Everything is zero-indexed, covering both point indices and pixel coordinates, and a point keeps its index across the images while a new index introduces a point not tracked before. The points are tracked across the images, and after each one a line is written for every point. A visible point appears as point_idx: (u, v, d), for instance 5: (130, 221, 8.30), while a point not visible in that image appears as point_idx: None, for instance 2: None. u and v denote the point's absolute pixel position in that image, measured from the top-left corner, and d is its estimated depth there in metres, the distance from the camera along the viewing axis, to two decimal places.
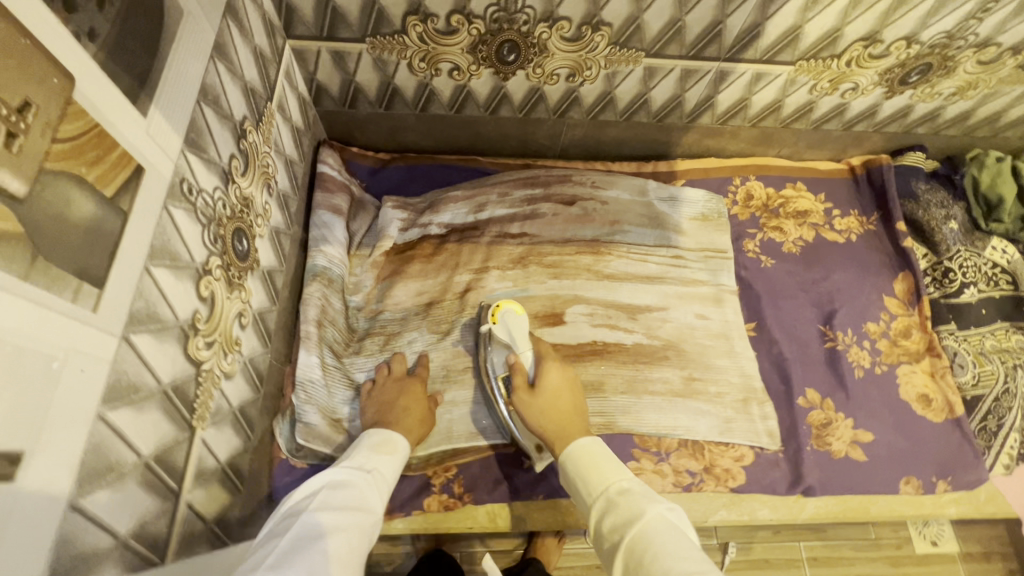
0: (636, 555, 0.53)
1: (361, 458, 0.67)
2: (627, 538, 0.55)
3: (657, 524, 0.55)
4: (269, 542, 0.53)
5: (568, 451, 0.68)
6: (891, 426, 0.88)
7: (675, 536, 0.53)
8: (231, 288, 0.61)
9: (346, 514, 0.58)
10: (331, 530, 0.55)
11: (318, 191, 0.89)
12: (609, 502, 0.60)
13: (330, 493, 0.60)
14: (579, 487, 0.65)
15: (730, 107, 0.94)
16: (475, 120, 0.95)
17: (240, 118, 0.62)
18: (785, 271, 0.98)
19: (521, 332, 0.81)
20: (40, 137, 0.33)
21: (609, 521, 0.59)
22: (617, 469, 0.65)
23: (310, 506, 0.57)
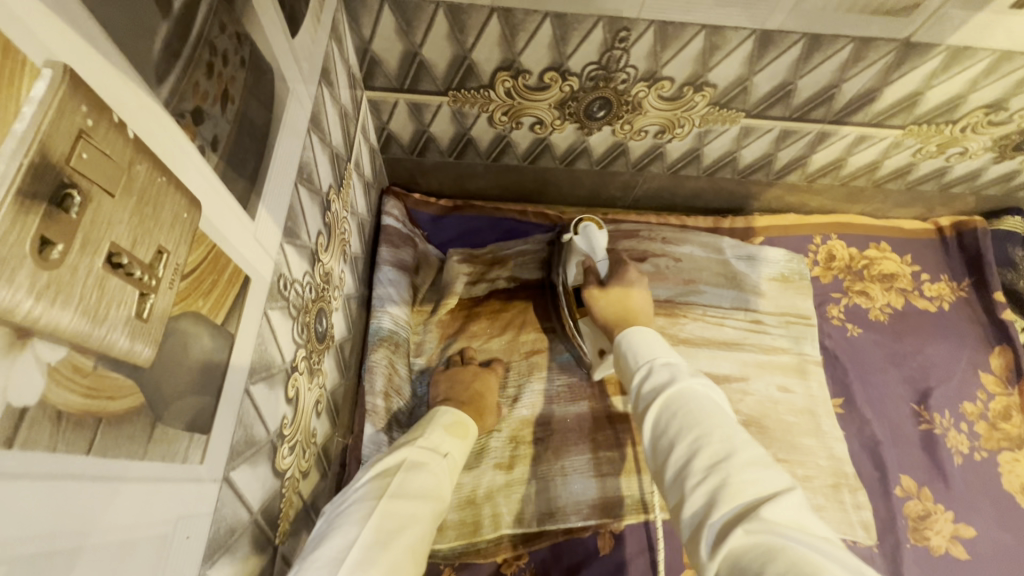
0: (669, 413, 0.47)
1: (436, 439, 0.59)
2: (662, 400, 0.48)
3: (697, 395, 0.47)
4: (345, 531, 0.46)
5: (626, 332, 0.62)
6: (995, 521, 0.81)
7: (708, 402, 0.47)
8: (311, 377, 0.55)
9: (423, 503, 0.51)
10: (408, 521, 0.48)
11: (383, 245, 0.84)
12: (652, 368, 0.53)
13: (409, 479, 0.53)
14: (626, 355, 0.58)
15: (824, 166, 0.88)
16: (548, 171, 0.90)
17: (327, 189, 0.57)
18: (872, 342, 0.92)
19: (601, 246, 0.80)
20: (169, 288, 0.27)
21: (645, 384, 0.52)
22: (664, 345, 0.57)
23: (388, 491, 0.50)
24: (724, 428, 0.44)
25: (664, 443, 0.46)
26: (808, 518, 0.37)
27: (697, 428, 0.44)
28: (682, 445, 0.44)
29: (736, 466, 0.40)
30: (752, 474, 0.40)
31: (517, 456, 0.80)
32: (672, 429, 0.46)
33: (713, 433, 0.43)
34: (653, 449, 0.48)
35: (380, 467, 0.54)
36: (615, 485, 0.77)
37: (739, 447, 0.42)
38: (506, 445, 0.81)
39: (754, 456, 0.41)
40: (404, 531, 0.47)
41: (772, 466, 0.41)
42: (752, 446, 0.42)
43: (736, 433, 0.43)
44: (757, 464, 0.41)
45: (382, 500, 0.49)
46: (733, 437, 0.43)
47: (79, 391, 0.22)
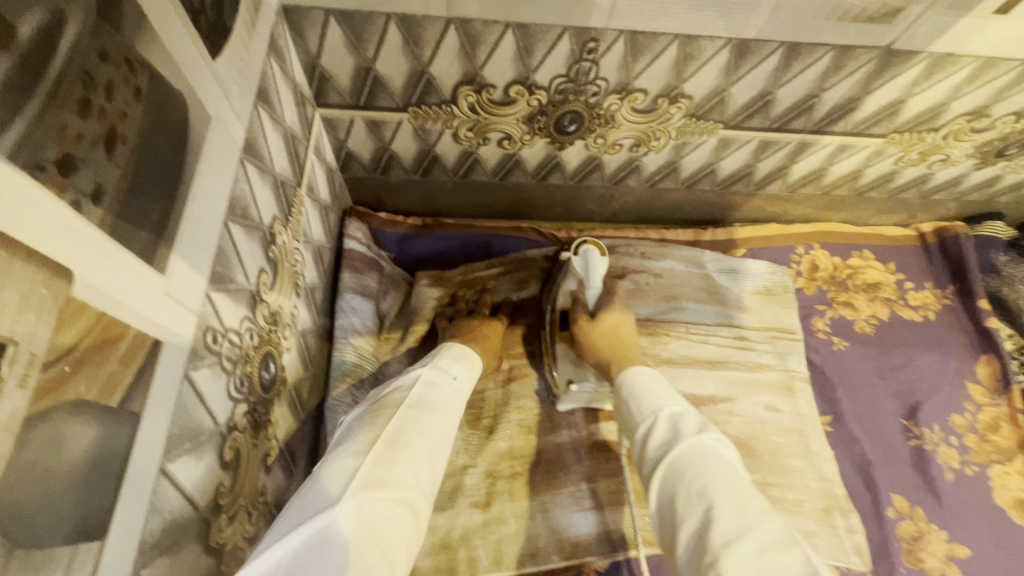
0: (679, 477, 0.47)
1: (445, 364, 0.60)
2: (671, 460, 0.49)
3: (706, 454, 0.48)
4: (367, 430, 0.48)
5: (626, 375, 0.61)
6: (989, 538, 0.78)
7: (719, 465, 0.47)
8: (257, 432, 0.50)
9: (439, 417, 0.52)
10: (425, 430, 0.49)
11: (347, 270, 0.79)
12: (658, 423, 0.53)
13: (422, 396, 0.53)
14: (629, 404, 0.58)
15: (805, 176, 0.85)
16: (520, 187, 0.85)
17: (270, 222, 0.52)
18: (859, 355, 0.89)
19: (598, 274, 0.81)
20: (19, 387, 0.23)
21: (652, 438, 0.53)
22: (670, 393, 0.57)
23: (404, 404, 0.51)
24: (738, 500, 0.43)
25: (673, 512, 0.46)
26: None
27: (706, 496, 0.44)
28: (692, 518, 0.44)
29: (751, 551, 0.40)
30: (770, 561, 0.39)
31: (495, 492, 0.75)
32: (681, 497, 0.46)
33: (726, 506, 0.43)
34: (662, 514, 0.48)
35: (398, 383, 0.55)
36: (599, 519, 0.73)
37: (755, 527, 0.41)
38: (482, 481, 0.76)
39: (769, 539, 0.41)
40: (421, 439, 0.48)
41: (790, 547, 0.40)
42: (769, 523, 0.42)
43: (750, 506, 0.43)
44: (774, 547, 0.40)
45: (398, 409, 0.50)
46: (748, 514, 0.42)
47: None
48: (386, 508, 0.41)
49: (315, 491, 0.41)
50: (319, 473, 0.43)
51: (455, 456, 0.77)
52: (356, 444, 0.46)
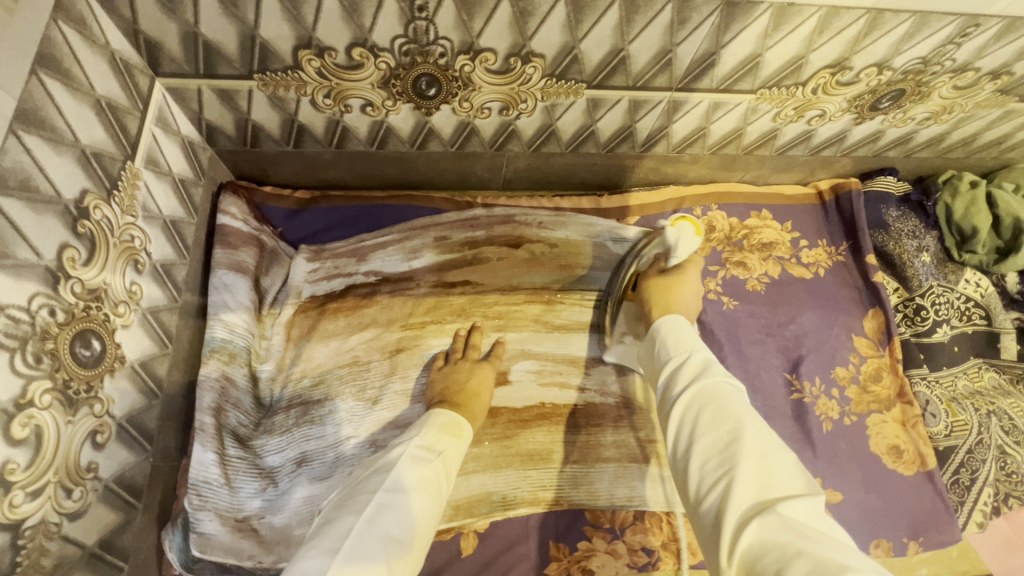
0: (700, 405, 0.51)
1: (430, 437, 0.63)
2: (697, 389, 0.52)
3: (733, 390, 0.52)
4: (341, 521, 0.53)
5: (663, 321, 0.65)
6: (861, 484, 0.82)
7: (744, 402, 0.51)
8: (73, 408, 0.49)
9: (420, 497, 0.56)
10: (400, 515, 0.54)
11: (218, 247, 0.77)
12: (687, 362, 0.57)
13: (402, 472, 0.58)
14: (664, 345, 0.61)
15: (687, 136, 0.84)
16: (403, 156, 0.84)
17: (75, 196, 0.50)
18: (749, 313, 0.90)
19: (690, 246, 0.77)
20: None
21: (679, 372, 0.56)
22: (696, 339, 0.61)
23: (381, 488, 0.56)
24: (754, 430, 0.47)
25: (691, 429, 0.50)
26: (822, 520, 0.42)
27: (728, 420, 0.48)
28: (712, 437, 0.48)
29: (758, 465, 0.45)
30: (773, 477, 0.44)
31: None
32: (699, 421, 0.50)
33: (744, 431, 0.47)
34: (677, 434, 0.52)
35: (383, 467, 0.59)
36: (482, 481, 0.77)
37: (771, 454, 0.46)
38: None
39: (782, 466, 0.45)
40: (395, 527, 0.52)
41: (798, 474, 0.45)
42: (783, 456, 0.46)
43: (768, 440, 0.47)
44: (782, 468, 0.45)
45: (377, 494, 0.55)
46: (761, 443, 0.47)
47: None
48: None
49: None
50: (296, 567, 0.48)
51: None
52: (332, 539, 0.50)
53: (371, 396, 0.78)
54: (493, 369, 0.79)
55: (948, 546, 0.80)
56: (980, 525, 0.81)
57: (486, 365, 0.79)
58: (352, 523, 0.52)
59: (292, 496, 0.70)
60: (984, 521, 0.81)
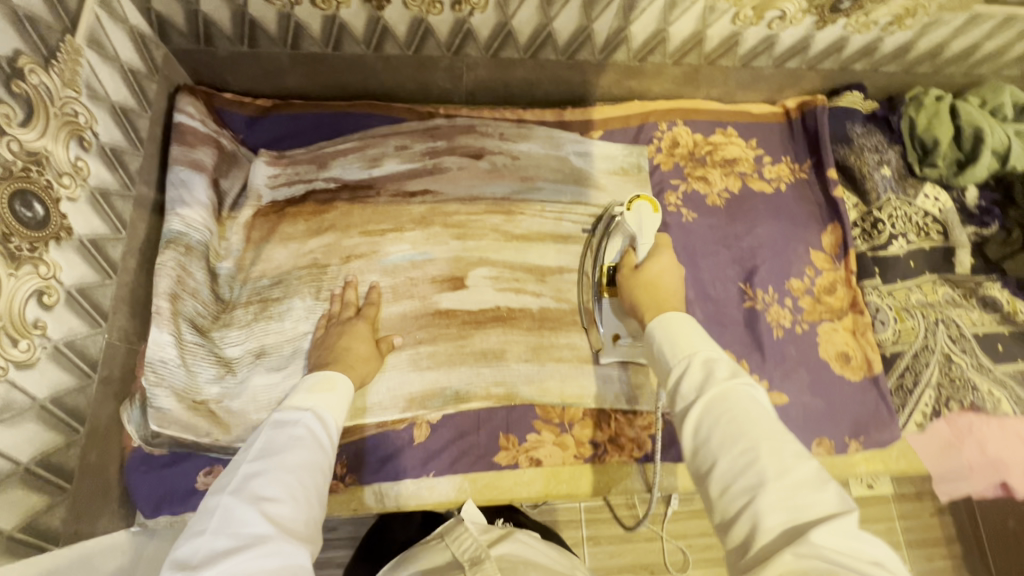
0: (712, 424, 0.44)
1: (299, 397, 0.60)
2: (704, 405, 0.46)
3: (743, 398, 0.45)
4: (207, 503, 0.48)
5: (659, 319, 0.56)
6: (808, 387, 0.84)
7: (759, 409, 0.44)
8: (14, 262, 0.51)
9: (293, 452, 0.52)
10: (272, 474, 0.49)
11: (175, 144, 0.77)
12: (689, 368, 0.49)
13: (268, 438, 0.54)
14: (661, 348, 0.53)
15: (647, 40, 0.84)
16: (360, 60, 0.84)
17: (7, 53, 0.51)
18: (707, 225, 0.91)
19: (649, 226, 0.79)
20: None
21: (683, 382, 0.48)
22: (702, 335, 0.52)
23: (246, 459, 0.51)
24: (769, 441, 0.41)
25: (705, 455, 0.44)
26: (861, 541, 0.36)
27: (740, 440, 0.42)
28: (724, 461, 0.42)
29: (781, 486, 0.39)
30: (803, 497, 0.38)
31: None
32: (713, 441, 0.44)
33: (759, 448, 0.41)
34: (691, 452, 0.46)
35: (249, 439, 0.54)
36: (435, 377, 0.79)
37: (792, 468, 0.40)
38: None
39: (803, 476, 0.39)
40: (269, 486, 0.48)
41: (825, 486, 0.39)
42: (804, 463, 0.40)
43: (784, 447, 0.41)
44: (807, 482, 0.39)
45: (240, 466, 0.50)
46: (778, 454, 0.41)
47: None
48: (250, 560, 0.42)
49: None
50: (168, 564, 0.44)
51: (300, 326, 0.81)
52: (198, 523, 0.46)
53: (328, 296, 0.80)
54: (366, 321, 0.77)
55: (887, 445, 0.83)
56: (920, 425, 0.84)
57: (359, 322, 0.76)
58: (220, 501, 0.47)
59: (250, 383, 0.73)
60: (924, 422, 0.84)
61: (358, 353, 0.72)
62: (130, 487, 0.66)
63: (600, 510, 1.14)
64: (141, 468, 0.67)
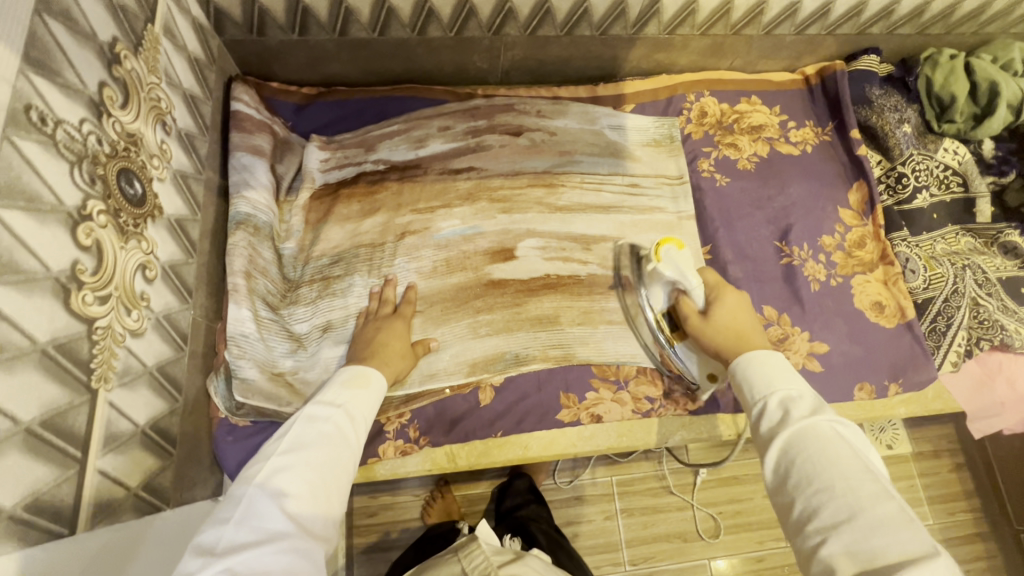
0: (791, 460, 0.48)
1: (332, 394, 0.61)
2: (783, 439, 0.50)
3: (825, 434, 0.48)
4: (236, 488, 0.50)
5: (742, 358, 0.61)
6: (846, 336, 0.88)
7: (841, 447, 0.47)
8: (125, 237, 0.54)
9: (321, 451, 0.54)
10: (300, 471, 0.51)
11: (234, 131, 0.80)
12: (769, 406, 0.54)
13: (299, 430, 0.55)
14: (744, 383, 0.59)
15: (678, 12, 0.88)
16: (403, 43, 0.87)
17: (108, 40, 0.54)
18: (740, 188, 0.95)
19: (686, 269, 0.76)
20: None
21: (763, 420, 0.53)
22: (788, 374, 0.56)
23: (277, 450, 0.52)
24: (850, 482, 0.44)
25: (786, 490, 0.48)
26: None
27: (817, 478, 0.46)
28: (802, 498, 0.46)
29: (861, 526, 0.42)
30: (881, 537, 0.41)
31: None
32: (793, 480, 0.47)
33: (836, 488, 0.44)
34: (774, 488, 0.50)
35: (281, 427, 0.56)
36: (494, 343, 0.82)
37: (871, 508, 0.43)
38: None
39: (884, 516, 0.42)
40: (295, 483, 0.50)
41: (912, 528, 0.41)
42: (884, 504, 0.43)
43: (866, 487, 0.44)
44: (889, 522, 0.41)
45: (272, 456, 0.52)
46: (858, 493, 0.44)
47: None
48: (268, 555, 0.45)
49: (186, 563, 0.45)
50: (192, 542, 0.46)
51: None
52: (225, 508, 0.48)
53: (385, 273, 0.83)
54: (405, 320, 0.78)
55: (925, 386, 0.87)
56: (955, 364, 0.88)
57: (397, 318, 0.78)
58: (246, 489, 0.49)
59: (321, 356, 0.76)
60: (959, 361, 0.88)
61: (393, 348, 0.73)
62: (222, 456, 0.70)
63: (636, 482, 1.16)
64: (228, 439, 0.70)
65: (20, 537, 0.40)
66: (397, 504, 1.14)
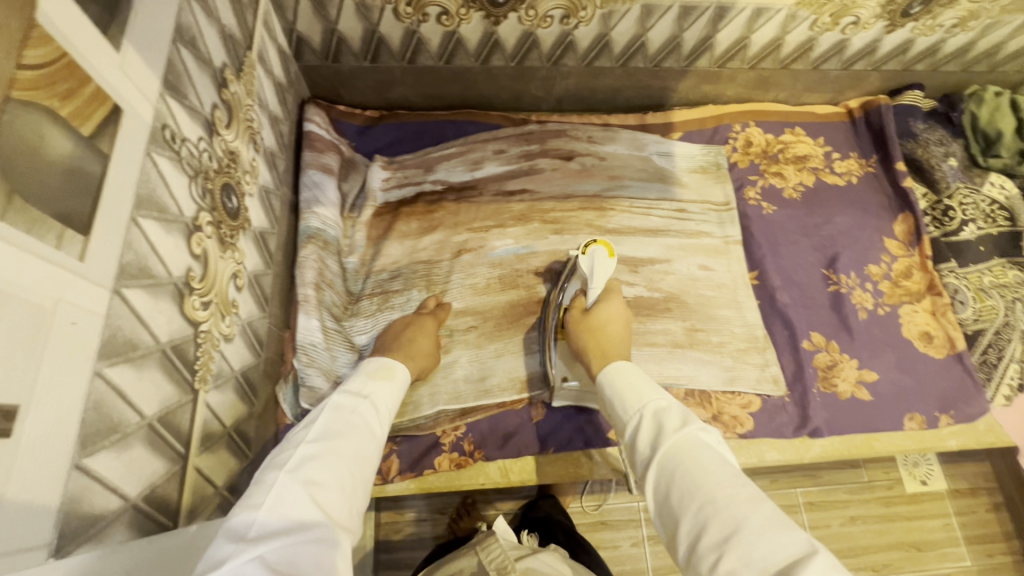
0: (670, 477, 0.47)
1: (358, 385, 0.60)
2: (658, 458, 0.49)
3: (694, 446, 0.47)
4: (266, 475, 0.47)
5: (606, 371, 0.62)
6: (894, 365, 0.88)
7: (709, 455, 0.46)
8: (224, 247, 0.58)
9: (348, 441, 0.52)
10: (331, 460, 0.49)
11: (307, 150, 0.85)
12: (642, 420, 0.53)
13: (329, 421, 0.53)
14: (615, 405, 0.58)
15: (730, 48, 0.92)
16: (466, 72, 0.92)
17: (220, 65, 0.59)
18: (787, 216, 0.97)
19: (602, 271, 0.79)
20: (4, 60, 0.30)
21: (638, 438, 0.52)
22: (650, 386, 0.56)
23: (306, 440, 0.51)
24: (727, 491, 0.43)
25: (671, 511, 0.46)
26: None
27: (698, 493, 0.44)
28: (688, 518, 0.44)
29: (746, 537, 0.40)
30: (766, 543, 0.39)
31: (454, 342, 0.84)
32: (676, 497, 0.45)
33: (716, 501, 0.42)
34: (660, 510, 0.47)
35: (306, 417, 0.54)
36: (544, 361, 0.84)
37: (747, 512, 0.41)
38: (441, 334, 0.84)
39: (759, 521, 0.40)
40: (325, 473, 0.48)
41: (788, 528, 0.40)
42: (759, 507, 0.41)
43: (740, 493, 0.43)
44: (764, 527, 0.40)
45: (303, 445, 0.50)
46: (738, 502, 0.42)
47: None
48: (302, 545, 0.42)
49: (216, 549, 0.42)
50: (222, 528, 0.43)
51: None
52: (256, 495, 0.45)
53: (440, 288, 0.86)
54: (435, 321, 0.80)
55: (976, 419, 0.86)
56: (1008, 399, 0.88)
57: (427, 318, 0.79)
58: (278, 477, 0.47)
59: None
60: (1011, 395, 0.88)
61: (421, 348, 0.76)
62: None
63: None
64: None
65: (138, 528, 0.42)
66: (428, 521, 1.14)
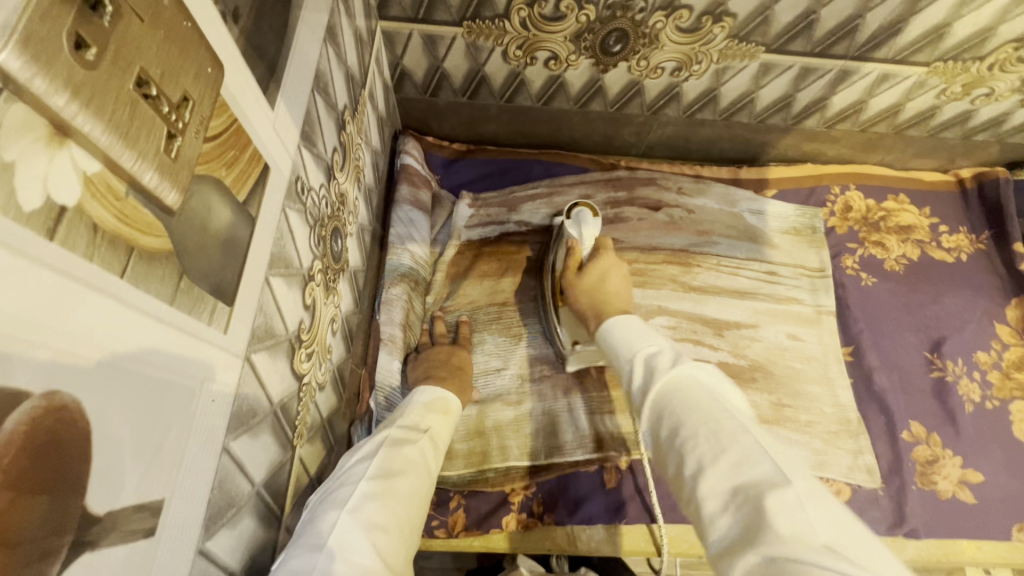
0: (660, 415, 0.44)
1: (414, 417, 0.58)
2: (651, 399, 0.46)
3: (686, 384, 0.44)
4: (324, 514, 0.44)
5: (611, 321, 0.59)
6: (1003, 467, 0.81)
7: (702, 392, 0.43)
8: (327, 292, 0.56)
9: (406, 479, 0.49)
10: (390, 500, 0.46)
11: (405, 184, 0.85)
12: (635, 365, 0.50)
13: (387, 457, 0.51)
14: (614, 350, 0.56)
15: (843, 110, 0.88)
16: (563, 114, 0.90)
17: (342, 108, 0.58)
18: (888, 291, 0.91)
19: (591, 231, 0.77)
20: (194, 139, 0.28)
21: (632, 381, 0.50)
22: (647, 333, 0.54)
23: (366, 477, 0.48)
24: (710, 425, 0.40)
25: (661, 447, 0.44)
26: (808, 513, 0.33)
27: (682, 429, 0.41)
28: (675, 452, 0.42)
29: (726, 469, 0.37)
30: (746, 472, 0.36)
31: (525, 393, 0.80)
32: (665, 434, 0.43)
33: (698, 436, 0.40)
34: (652, 444, 0.46)
35: (364, 450, 0.52)
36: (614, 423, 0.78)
37: (730, 445, 0.38)
38: (513, 382, 0.80)
39: (741, 453, 0.38)
40: (385, 515, 0.45)
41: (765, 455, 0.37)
42: (741, 439, 0.39)
43: (722, 425, 0.40)
44: (747, 459, 0.37)
45: (364, 483, 0.47)
46: (719, 435, 0.39)
47: (112, 212, 0.23)
48: None
49: None
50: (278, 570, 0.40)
51: (490, 358, 0.81)
52: (314, 535, 0.42)
53: (516, 333, 0.83)
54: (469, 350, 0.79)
55: None
56: None
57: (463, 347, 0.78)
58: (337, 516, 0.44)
59: None
60: None
61: (467, 375, 0.74)
62: None
63: None
64: None
65: None
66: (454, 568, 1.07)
